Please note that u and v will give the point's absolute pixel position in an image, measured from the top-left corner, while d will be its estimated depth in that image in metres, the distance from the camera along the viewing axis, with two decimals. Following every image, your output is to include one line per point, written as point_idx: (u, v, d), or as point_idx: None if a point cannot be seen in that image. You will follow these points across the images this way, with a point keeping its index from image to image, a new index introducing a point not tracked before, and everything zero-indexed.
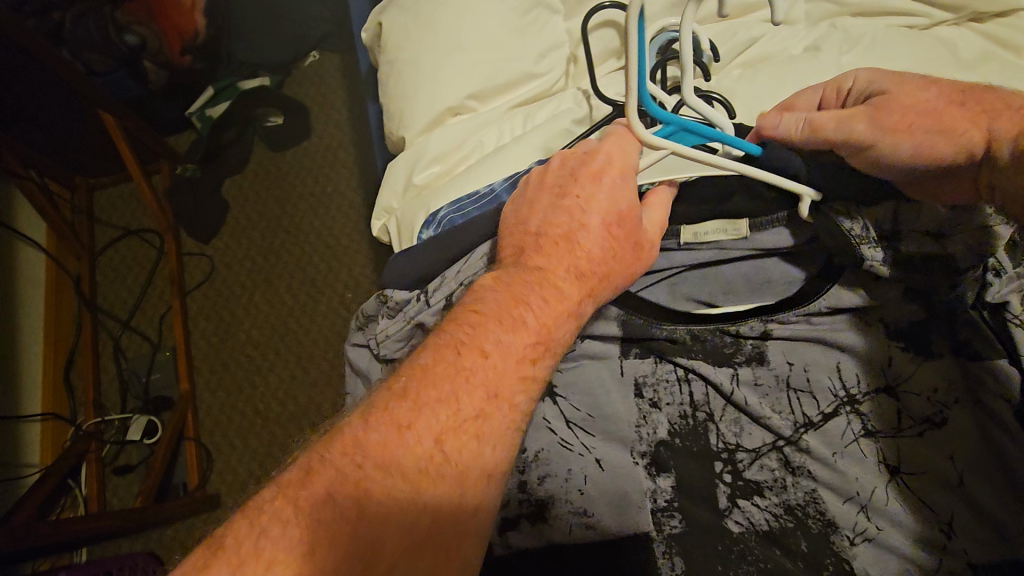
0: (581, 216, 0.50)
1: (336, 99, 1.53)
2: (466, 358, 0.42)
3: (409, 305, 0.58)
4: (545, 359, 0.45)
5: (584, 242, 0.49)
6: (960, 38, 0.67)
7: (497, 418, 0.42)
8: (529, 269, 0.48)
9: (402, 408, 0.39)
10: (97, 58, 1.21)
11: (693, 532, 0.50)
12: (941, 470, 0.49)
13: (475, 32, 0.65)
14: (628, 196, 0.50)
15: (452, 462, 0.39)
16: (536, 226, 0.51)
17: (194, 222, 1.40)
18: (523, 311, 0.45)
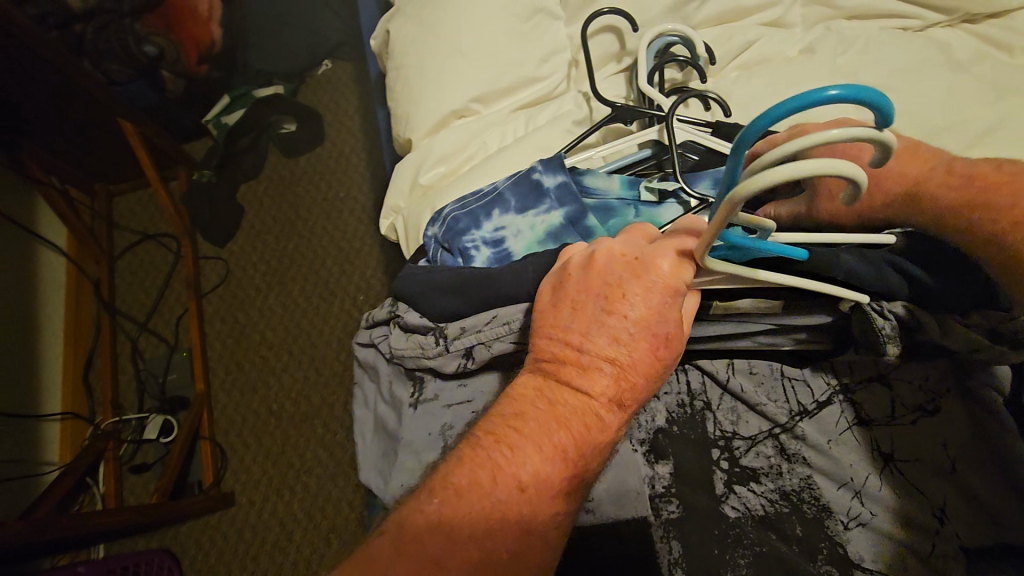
0: (625, 337, 0.42)
1: (347, 106, 1.57)
2: (501, 488, 0.39)
3: (423, 338, 0.58)
4: (578, 492, 0.41)
5: (627, 366, 0.42)
6: (954, 39, 0.69)
7: (533, 558, 0.39)
8: (570, 393, 0.43)
9: (439, 536, 0.37)
10: (117, 68, 1.25)
11: (690, 516, 0.51)
12: (934, 456, 0.50)
13: (479, 38, 0.68)
14: (674, 311, 0.43)
15: None
16: (578, 338, 0.43)
17: (210, 227, 1.44)
18: (564, 439, 0.41)
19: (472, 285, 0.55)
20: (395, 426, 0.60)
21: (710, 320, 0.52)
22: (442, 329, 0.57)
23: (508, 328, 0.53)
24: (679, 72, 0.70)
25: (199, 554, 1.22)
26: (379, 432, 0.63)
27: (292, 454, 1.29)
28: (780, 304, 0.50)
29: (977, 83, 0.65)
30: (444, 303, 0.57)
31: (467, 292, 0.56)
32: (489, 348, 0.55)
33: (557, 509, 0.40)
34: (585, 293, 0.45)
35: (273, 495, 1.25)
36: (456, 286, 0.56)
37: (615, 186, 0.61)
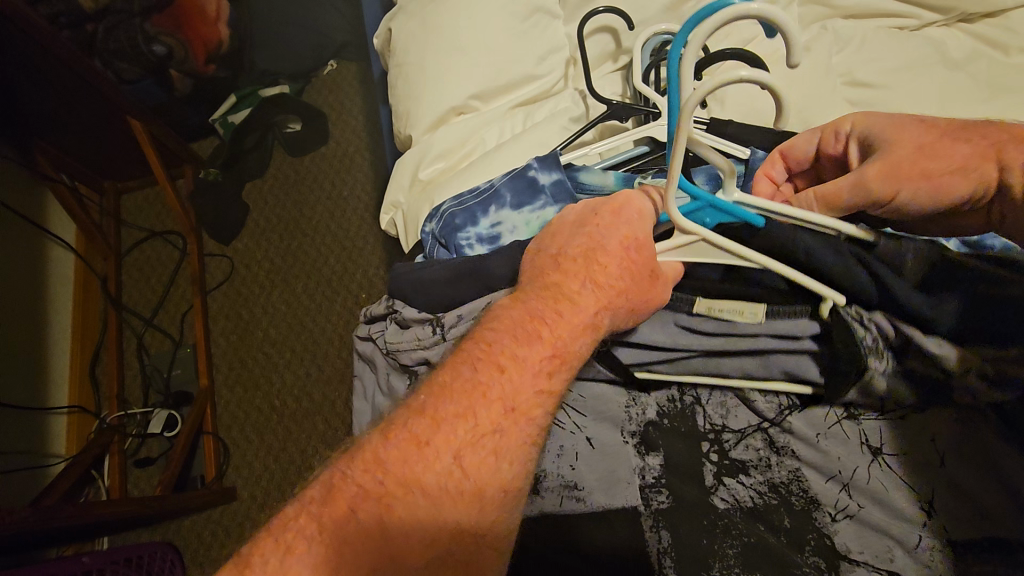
0: (598, 243, 0.48)
1: (351, 105, 1.58)
2: (481, 372, 0.41)
3: (420, 330, 0.59)
4: (562, 374, 0.43)
5: (603, 265, 0.47)
6: (949, 38, 0.69)
7: (514, 433, 0.40)
8: (548, 288, 0.46)
9: (423, 422, 0.40)
10: (127, 67, 1.28)
11: (679, 507, 0.52)
12: (923, 452, 0.50)
13: (478, 36, 0.69)
14: (644, 225, 0.49)
15: (469, 475, 0.38)
16: (556, 251, 0.49)
17: (216, 224, 1.46)
18: (539, 327, 0.44)
19: (466, 274, 0.57)
20: (391, 418, 0.61)
21: (698, 326, 0.53)
22: (440, 318, 0.59)
23: (500, 311, 0.55)
24: (675, 71, 0.71)
25: (201, 547, 1.23)
26: (376, 425, 0.64)
27: (295, 450, 1.30)
28: (762, 307, 0.52)
29: (971, 81, 0.66)
30: (444, 291, 0.58)
31: (463, 280, 0.57)
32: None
33: (538, 384, 0.42)
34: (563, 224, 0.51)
35: (276, 488, 1.27)
36: (451, 277, 0.57)
37: (610, 180, 0.61)
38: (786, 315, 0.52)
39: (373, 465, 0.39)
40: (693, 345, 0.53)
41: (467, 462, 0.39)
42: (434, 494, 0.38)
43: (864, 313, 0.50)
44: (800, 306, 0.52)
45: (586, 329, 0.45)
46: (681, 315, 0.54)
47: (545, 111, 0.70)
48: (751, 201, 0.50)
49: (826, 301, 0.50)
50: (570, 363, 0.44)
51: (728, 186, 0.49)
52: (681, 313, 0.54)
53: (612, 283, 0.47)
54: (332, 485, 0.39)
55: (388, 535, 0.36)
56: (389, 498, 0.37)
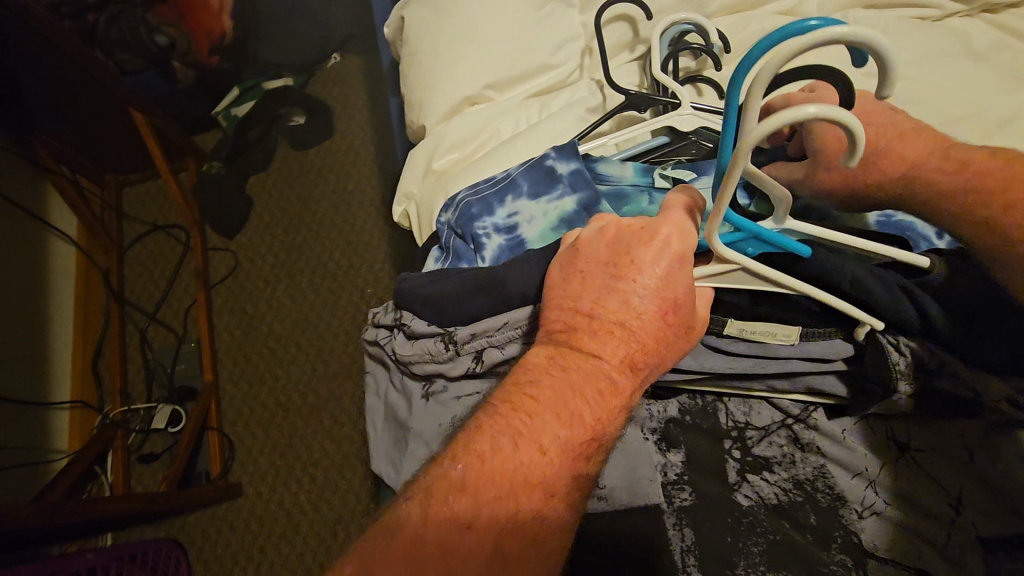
0: (635, 302, 0.45)
1: (356, 98, 1.57)
2: (522, 450, 0.41)
3: (432, 344, 0.58)
4: (597, 456, 0.43)
5: (639, 331, 0.44)
6: (973, 28, 0.68)
7: (551, 516, 0.40)
8: (585, 357, 0.45)
9: (462, 501, 0.39)
10: (129, 58, 1.27)
11: (703, 504, 0.51)
12: (952, 449, 0.49)
13: (493, 25, 0.68)
14: (687, 279, 0.45)
15: (513, 566, 0.38)
16: (588, 307, 0.46)
17: (219, 219, 1.45)
18: (580, 405, 0.43)
19: (483, 287, 0.54)
20: (405, 416, 0.60)
21: (727, 345, 0.52)
22: (451, 334, 0.57)
23: (519, 330, 0.55)
24: (693, 61, 0.70)
25: (206, 543, 1.22)
26: (389, 422, 0.63)
27: (301, 446, 1.29)
28: (797, 331, 0.50)
29: (996, 72, 0.64)
30: (459, 309, 0.56)
31: (481, 294, 0.55)
32: (502, 352, 0.56)
33: (577, 468, 0.42)
34: (594, 263, 0.47)
35: (281, 485, 1.26)
36: (469, 288, 0.55)
37: (629, 173, 0.61)
38: (818, 337, 0.50)
39: (412, 551, 0.37)
40: (721, 367, 0.52)
41: (508, 552, 0.38)
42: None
43: (901, 338, 0.47)
44: (832, 329, 0.50)
45: (621, 406, 0.44)
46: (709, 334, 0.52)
47: (560, 101, 0.69)
48: (799, 228, 0.46)
49: (863, 326, 0.48)
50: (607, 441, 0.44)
51: (777, 217, 0.44)
52: (710, 331, 0.52)
53: (647, 352, 0.45)
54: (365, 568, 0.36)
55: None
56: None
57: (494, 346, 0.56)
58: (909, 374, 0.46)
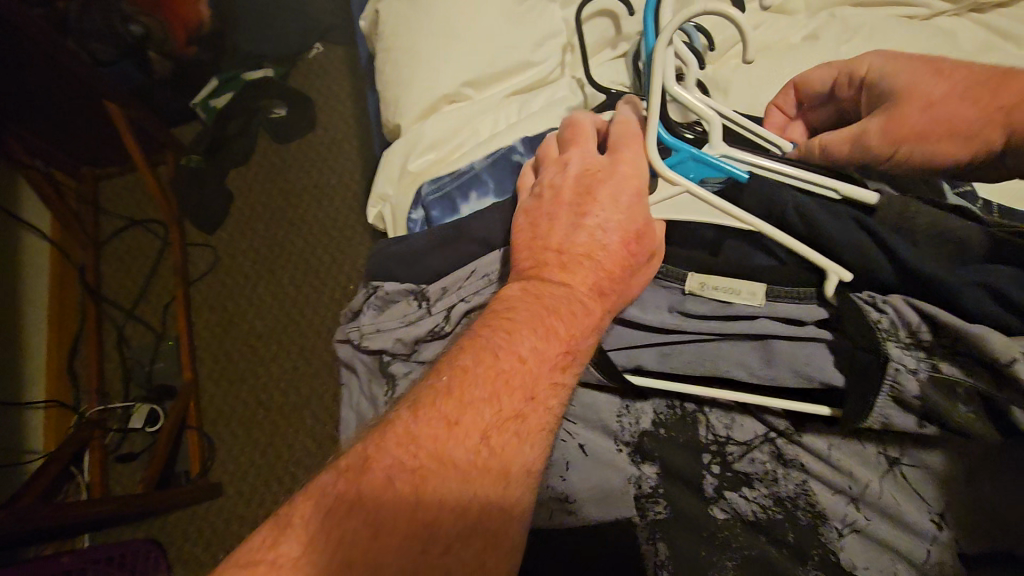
0: (600, 235, 0.46)
1: (339, 90, 1.54)
2: (504, 360, 0.39)
3: (404, 309, 0.57)
4: (575, 368, 0.42)
5: (606, 263, 0.45)
6: (961, 28, 0.67)
7: (535, 420, 0.39)
8: (558, 286, 0.44)
9: (449, 403, 0.37)
10: (102, 48, 1.22)
11: (678, 520, 0.50)
12: (945, 465, 0.48)
13: (471, 21, 0.65)
14: (643, 210, 0.47)
15: (498, 460, 0.36)
16: (557, 243, 0.46)
17: (198, 213, 1.42)
18: (553, 322, 0.42)
19: (451, 242, 0.57)
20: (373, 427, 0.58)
21: (693, 306, 0.52)
22: (423, 291, 0.57)
23: (488, 276, 0.55)
24: None
25: (186, 544, 1.20)
26: (359, 433, 0.61)
27: (282, 445, 1.27)
28: (763, 284, 0.50)
29: None
30: (428, 262, 0.58)
31: (443, 245, 0.58)
32: (469, 303, 0.55)
33: (553, 381, 0.40)
34: (559, 206, 0.48)
35: (263, 485, 1.24)
36: (430, 241, 0.58)
37: None
38: (787, 297, 0.50)
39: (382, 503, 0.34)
40: (686, 327, 0.51)
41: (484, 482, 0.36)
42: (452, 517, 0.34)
43: (880, 297, 0.46)
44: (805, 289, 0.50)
45: (595, 326, 0.44)
46: (677, 296, 0.53)
47: (540, 100, 0.67)
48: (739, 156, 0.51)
49: (831, 277, 0.48)
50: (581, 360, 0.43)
51: (713, 140, 0.51)
52: (677, 289, 0.53)
53: (615, 275, 0.46)
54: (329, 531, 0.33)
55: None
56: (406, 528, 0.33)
57: (463, 303, 0.55)
58: (893, 329, 0.45)
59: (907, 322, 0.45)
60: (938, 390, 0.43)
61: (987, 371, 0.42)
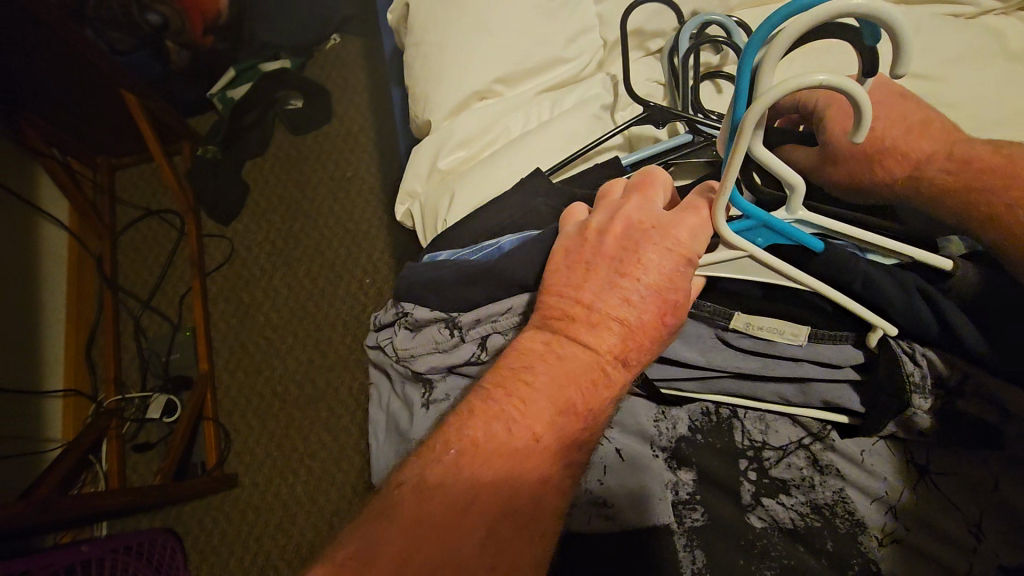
0: (636, 298, 0.42)
1: (356, 82, 1.52)
2: (518, 435, 0.39)
3: (436, 332, 0.56)
4: (590, 445, 0.41)
5: (639, 331, 0.42)
6: (1009, 27, 0.64)
7: (547, 503, 0.38)
8: (581, 348, 0.42)
9: (457, 484, 0.36)
10: (117, 37, 1.24)
11: (714, 526, 0.49)
12: (975, 475, 0.47)
13: (503, 16, 0.64)
14: (686, 277, 0.43)
15: (516, 551, 0.35)
16: (589, 298, 0.43)
17: (215, 205, 1.42)
18: (572, 386, 0.41)
19: (480, 279, 0.53)
20: (406, 427, 0.57)
21: (733, 342, 0.49)
22: (455, 320, 0.55)
23: (518, 316, 0.52)
24: (715, 55, 0.65)
25: (202, 534, 1.21)
26: (390, 432, 0.61)
27: (297, 438, 1.27)
28: (807, 330, 0.47)
29: None
30: (455, 294, 0.54)
31: (479, 283, 0.53)
32: (504, 338, 0.53)
33: (578, 432, 0.40)
34: (598, 255, 0.44)
35: (278, 477, 1.24)
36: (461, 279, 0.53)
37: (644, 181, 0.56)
38: (831, 339, 0.48)
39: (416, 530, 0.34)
40: (725, 363, 0.50)
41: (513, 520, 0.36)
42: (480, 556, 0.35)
43: (916, 346, 0.46)
44: (848, 331, 0.47)
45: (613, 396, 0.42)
46: (714, 331, 0.50)
47: (573, 97, 0.65)
48: (815, 220, 0.44)
49: (875, 330, 0.45)
50: (609, 402, 0.42)
51: (791, 205, 0.43)
52: (716, 326, 0.49)
53: (644, 345, 0.43)
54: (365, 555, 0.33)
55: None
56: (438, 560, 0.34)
57: (497, 334, 0.53)
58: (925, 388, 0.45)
59: (936, 368, 0.45)
60: (945, 423, 0.46)
61: (997, 410, 0.45)
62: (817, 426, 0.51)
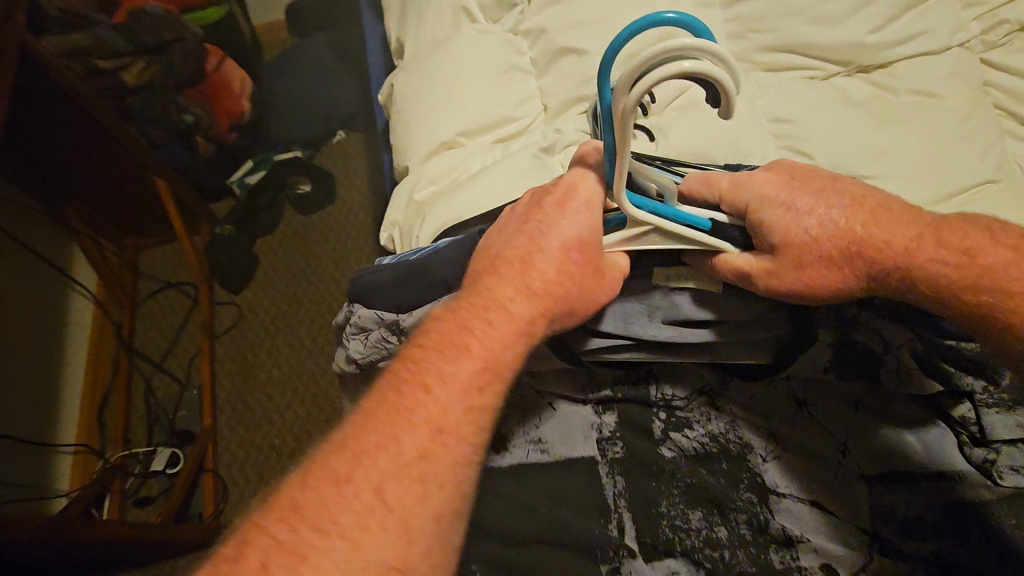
0: (538, 242, 0.54)
1: (357, 168, 1.76)
2: (407, 396, 0.46)
3: (386, 337, 0.69)
4: (493, 385, 0.48)
5: (539, 266, 0.53)
6: (851, 86, 0.80)
7: (442, 454, 0.44)
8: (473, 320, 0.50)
9: (343, 457, 0.43)
10: (159, 134, 1.45)
11: (632, 456, 0.59)
12: (843, 403, 0.58)
13: (462, 87, 0.83)
14: (585, 218, 0.55)
15: (393, 511, 0.41)
16: (500, 254, 0.56)
17: (227, 275, 1.58)
18: (469, 339, 0.49)
19: (408, 275, 0.68)
20: None
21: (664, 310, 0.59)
22: (399, 325, 0.68)
23: None
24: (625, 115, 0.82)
25: None
26: None
27: None
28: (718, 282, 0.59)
29: (874, 117, 0.77)
30: (394, 291, 0.69)
31: (404, 281, 0.68)
32: None
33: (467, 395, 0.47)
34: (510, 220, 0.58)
35: None
36: (395, 278, 0.68)
37: None
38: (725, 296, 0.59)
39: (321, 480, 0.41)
40: (648, 335, 0.59)
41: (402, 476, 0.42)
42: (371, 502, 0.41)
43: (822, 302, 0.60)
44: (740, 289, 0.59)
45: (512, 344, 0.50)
46: (648, 307, 0.60)
47: (519, 143, 0.83)
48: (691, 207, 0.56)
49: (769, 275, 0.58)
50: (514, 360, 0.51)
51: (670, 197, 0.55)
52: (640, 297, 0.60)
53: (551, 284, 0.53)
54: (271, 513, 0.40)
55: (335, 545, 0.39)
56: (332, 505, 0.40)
57: None
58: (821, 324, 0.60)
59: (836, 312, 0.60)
60: (840, 354, 0.59)
61: (881, 343, 0.59)
62: (719, 378, 0.61)
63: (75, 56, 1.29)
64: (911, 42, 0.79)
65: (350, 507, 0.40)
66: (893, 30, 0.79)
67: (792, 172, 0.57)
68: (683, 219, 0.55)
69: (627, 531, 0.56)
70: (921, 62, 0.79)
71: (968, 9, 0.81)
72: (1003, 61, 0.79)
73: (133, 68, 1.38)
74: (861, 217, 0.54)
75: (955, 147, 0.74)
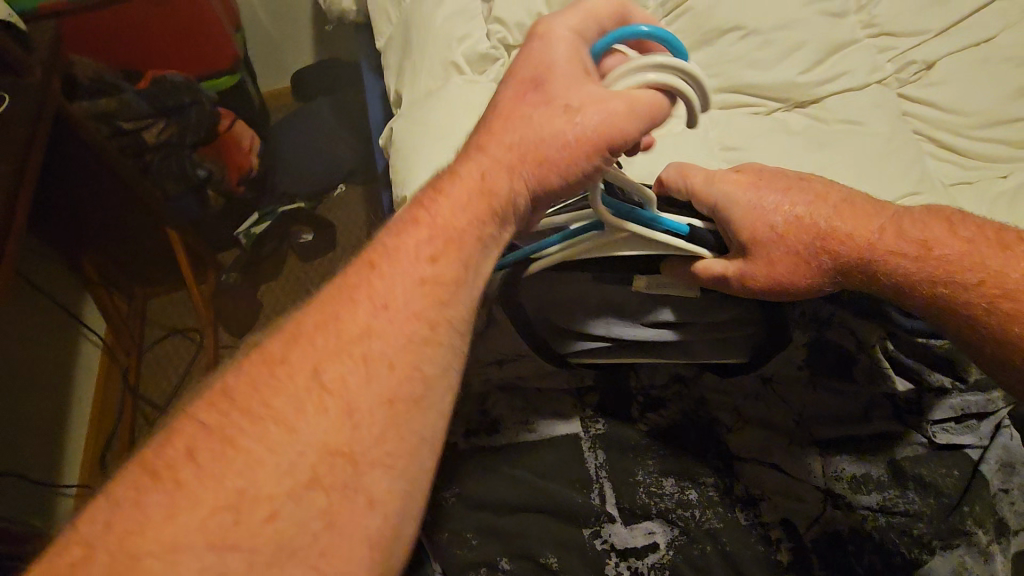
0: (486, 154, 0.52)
1: (357, 221, 1.89)
2: (298, 347, 0.43)
3: None
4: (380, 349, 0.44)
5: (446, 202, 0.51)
6: (790, 118, 0.91)
7: (304, 422, 0.41)
8: (368, 266, 0.47)
9: (214, 410, 0.41)
10: (173, 186, 1.56)
11: (612, 434, 0.64)
12: (806, 380, 0.63)
13: (452, 126, 0.91)
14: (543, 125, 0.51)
15: (232, 471, 0.38)
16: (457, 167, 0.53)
17: (233, 321, 1.68)
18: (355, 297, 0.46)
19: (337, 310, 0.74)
20: None
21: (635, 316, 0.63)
22: None
23: None
24: None
25: None
26: None
27: None
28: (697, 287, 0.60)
29: (814, 143, 0.87)
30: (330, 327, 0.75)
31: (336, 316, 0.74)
32: None
33: (350, 352, 0.43)
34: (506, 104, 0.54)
35: None
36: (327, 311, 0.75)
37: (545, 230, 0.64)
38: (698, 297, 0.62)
39: (174, 458, 0.39)
40: (627, 336, 0.63)
41: (254, 454, 0.39)
42: (215, 485, 0.38)
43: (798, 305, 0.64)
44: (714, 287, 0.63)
45: (417, 284, 0.47)
46: (628, 312, 0.63)
47: None
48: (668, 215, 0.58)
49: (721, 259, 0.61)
50: (446, 270, 0.48)
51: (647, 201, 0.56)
52: (620, 302, 0.64)
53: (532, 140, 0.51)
54: (121, 487, 0.38)
55: (192, 488, 0.38)
56: (179, 486, 0.37)
57: None
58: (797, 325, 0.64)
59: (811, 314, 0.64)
60: (811, 348, 0.64)
61: (853, 340, 0.63)
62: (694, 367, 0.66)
63: (104, 118, 1.43)
64: (837, 83, 0.92)
65: (211, 458, 0.39)
66: (820, 73, 0.92)
67: (759, 175, 0.61)
68: (662, 224, 0.57)
69: (608, 501, 0.61)
70: (848, 98, 0.91)
71: (883, 53, 0.94)
72: (919, 95, 0.91)
73: (154, 129, 1.51)
74: (826, 212, 0.59)
75: (882, 166, 0.84)
